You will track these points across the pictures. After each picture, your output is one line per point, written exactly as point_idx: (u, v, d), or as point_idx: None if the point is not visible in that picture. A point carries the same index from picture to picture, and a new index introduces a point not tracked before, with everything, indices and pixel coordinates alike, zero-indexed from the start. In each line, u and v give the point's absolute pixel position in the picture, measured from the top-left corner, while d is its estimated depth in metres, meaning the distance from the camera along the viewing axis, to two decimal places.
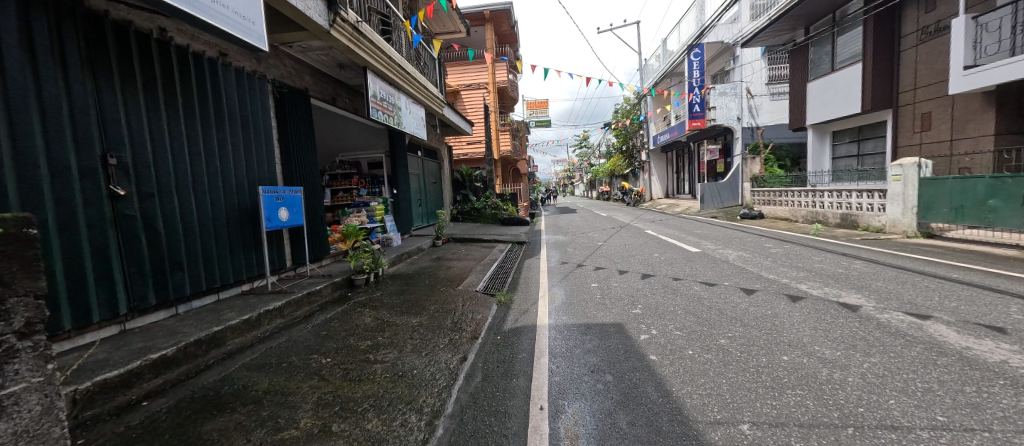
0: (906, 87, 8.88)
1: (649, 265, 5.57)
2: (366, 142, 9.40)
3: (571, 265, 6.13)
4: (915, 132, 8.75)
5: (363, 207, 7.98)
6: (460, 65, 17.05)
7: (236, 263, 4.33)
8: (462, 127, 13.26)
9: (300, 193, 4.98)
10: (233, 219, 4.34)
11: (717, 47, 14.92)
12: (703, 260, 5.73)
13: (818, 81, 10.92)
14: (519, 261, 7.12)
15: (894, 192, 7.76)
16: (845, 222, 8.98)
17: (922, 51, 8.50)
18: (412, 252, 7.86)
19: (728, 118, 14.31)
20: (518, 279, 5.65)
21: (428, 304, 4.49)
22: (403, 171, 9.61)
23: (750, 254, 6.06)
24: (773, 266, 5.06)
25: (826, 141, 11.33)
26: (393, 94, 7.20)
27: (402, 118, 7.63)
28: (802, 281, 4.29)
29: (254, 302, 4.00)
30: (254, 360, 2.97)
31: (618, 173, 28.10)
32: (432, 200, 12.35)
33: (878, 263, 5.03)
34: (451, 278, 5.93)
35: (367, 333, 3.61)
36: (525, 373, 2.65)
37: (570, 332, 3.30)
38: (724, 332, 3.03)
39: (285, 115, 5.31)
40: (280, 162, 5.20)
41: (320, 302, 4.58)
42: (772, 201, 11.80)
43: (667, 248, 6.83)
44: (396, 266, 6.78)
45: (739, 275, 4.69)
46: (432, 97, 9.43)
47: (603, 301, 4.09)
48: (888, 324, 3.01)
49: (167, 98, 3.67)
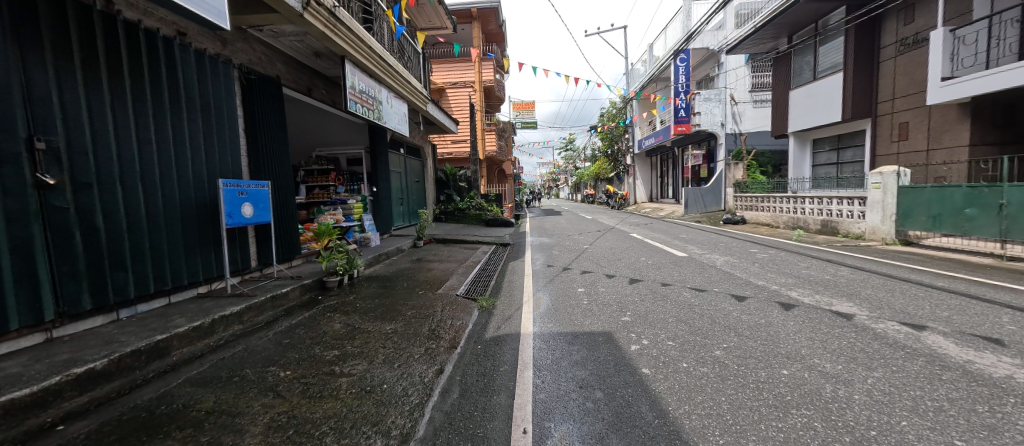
0: (884, 97, 9.06)
1: (637, 269, 5.41)
2: (345, 137, 8.99)
3: (557, 268, 5.93)
4: (892, 142, 8.93)
5: (339, 205, 7.63)
6: (446, 62, 16.75)
7: (191, 263, 3.95)
8: (447, 125, 12.94)
9: (266, 188, 4.61)
10: (189, 214, 3.95)
11: (702, 53, 15.06)
12: (691, 264, 5.61)
13: (800, 89, 11.08)
14: (503, 264, 6.88)
15: (874, 200, 7.87)
16: (825, 229, 9.07)
17: (900, 62, 8.68)
18: (391, 252, 7.52)
19: (712, 124, 14.61)
20: (502, 283, 5.41)
21: (405, 309, 4.20)
22: (384, 169, 9.24)
23: (737, 259, 5.98)
24: (761, 272, 4.97)
25: (806, 148, 11.51)
26: (374, 87, 6.86)
27: (383, 112, 7.28)
28: (792, 287, 4.19)
29: (209, 306, 3.63)
30: (201, 374, 2.63)
31: (603, 176, 28.20)
32: (414, 199, 11.99)
33: (864, 270, 5.00)
34: (431, 281, 5.64)
35: (334, 341, 3.29)
36: (507, 389, 2.40)
37: (556, 342, 3.07)
38: (719, 343, 2.86)
39: (253, 103, 4.93)
40: (246, 154, 4.81)
41: (286, 307, 4.22)
42: (754, 207, 11.91)
43: (653, 253, 6.71)
44: (373, 267, 6.43)
45: (729, 281, 4.57)
46: (415, 92, 9.10)
47: (590, 307, 3.89)
48: (885, 334, 2.89)
49: (111, 79, 3.28)
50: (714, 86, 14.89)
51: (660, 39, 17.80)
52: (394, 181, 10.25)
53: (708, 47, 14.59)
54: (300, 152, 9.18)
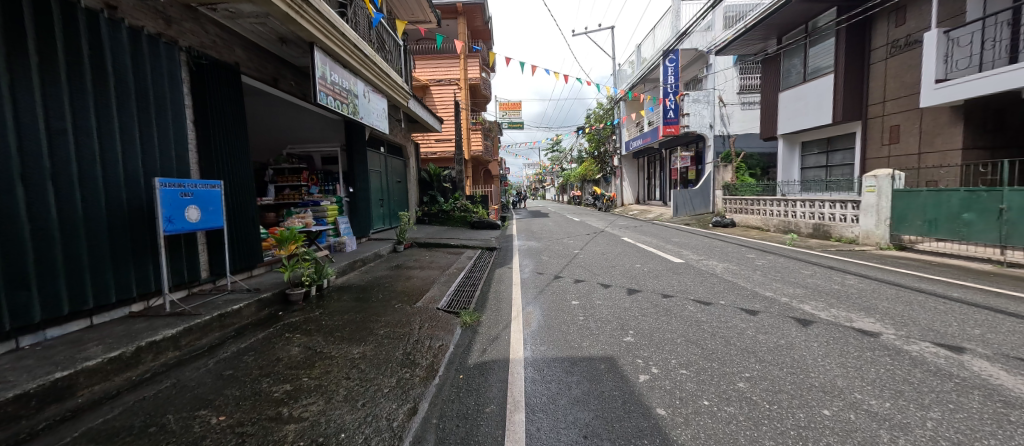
0: (875, 100, 8.97)
1: (633, 278, 5.04)
2: (319, 133, 8.38)
3: (548, 277, 5.49)
4: (883, 145, 8.84)
5: (310, 207, 7.08)
6: (430, 59, 16.18)
7: (122, 277, 3.36)
8: (430, 123, 12.40)
9: (217, 189, 4.04)
10: (120, 219, 3.36)
11: (691, 54, 14.89)
12: (690, 273, 5.26)
13: (789, 91, 10.96)
14: (489, 271, 6.42)
15: (868, 203, 7.68)
16: (817, 232, 8.89)
17: (891, 65, 8.59)
18: (367, 258, 6.95)
19: (701, 125, 14.38)
20: (487, 294, 4.93)
21: (377, 328, 3.68)
22: (362, 168, 8.64)
23: (736, 266, 5.67)
24: (766, 281, 4.64)
25: (795, 151, 11.41)
26: (349, 79, 6.30)
27: (359, 106, 6.70)
28: (804, 300, 3.86)
29: (138, 330, 3.06)
30: (107, 426, 2.07)
31: (589, 177, 28.02)
32: (395, 200, 11.41)
33: (871, 278, 4.74)
34: (410, 291, 5.12)
35: (288, 372, 2.76)
36: (493, 441, 1.93)
37: (551, 372, 2.61)
38: (739, 371, 2.45)
39: (204, 93, 4.34)
40: (195, 149, 4.22)
41: (237, 326, 3.65)
42: (744, 210, 11.76)
43: (648, 258, 6.35)
44: (347, 276, 5.87)
45: (735, 292, 4.21)
46: (396, 87, 8.55)
47: (588, 324, 3.45)
48: (924, 359, 2.54)
49: (9, 55, 2.69)
50: (703, 88, 14.76)
51: (647, 39, 17.64)
52: (373, 181, 9.67)
53: (697, 48, 14.42)
54: (263, 153, 8.47)
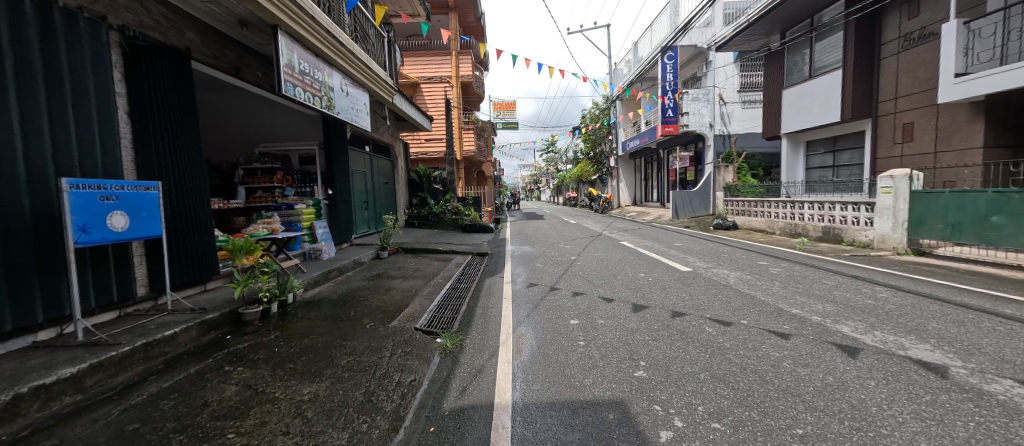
0: (886, 97, 8.52)
1: (637, 290, 4.51)
2: (295, 131, 7.76)
3: (542, 289, 4.92)
4: (895, 143, 8.39)
5: (283, 211, 6.49)
6: (421, 56, 15.61)
7: (24, 300, 2.76)
8: (420, 122, 11.81)
9: (151, 191, 3.44)
10: (19, 232, 2.75)
11: (691, 51, 14.46)
12: (701, 284, 4.71)
13: (793, 88, 10.52)
14: (477, 281, 5.83)
15: (884, 205, 7.17)
16: (827, 236, 8.40)
17: (903, 59, 8.16)
18: (345, 267, 6.32)
19: (700, 125, 14.00)
20: (473, 310, 4.34)
21: (339, 357, 3.08)
22: (342, 168, 8.03)
23: (750, 275, 5.15)
24: (788, 295, 4.10)
25: (799, 150, 10.95)
26: (323, 69, 5.71)
27: (334, 100, 6.09)
28: (839, 320, 3.33)
29: (30, 368, 2.43)
30: None
31: (586, 179, 27.53)
32: (382, 203, 10.81)
33: (903, 290, 4.23)
34: (387, 307, 4.52)
35: (210, 427, 2.14)
36: None
37: (546, 426, 2.03)
38: (789, 426, 1.89)
39: (141, 81, 3.73)
40: (129, 145, 3.62)
41: (169, 356, 3.03)
42: (747, 212, 11.26)
43: (652, 267, 5.81)
44: (319, 287, 5.27)
45: (756, 309, 3.67)
46: (380, 82, 7.95)
47: (590, 353, 2.88)
48: (1019, 407, 1.99)
49: None
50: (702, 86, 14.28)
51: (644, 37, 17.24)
52: (356, 182, 9.08)
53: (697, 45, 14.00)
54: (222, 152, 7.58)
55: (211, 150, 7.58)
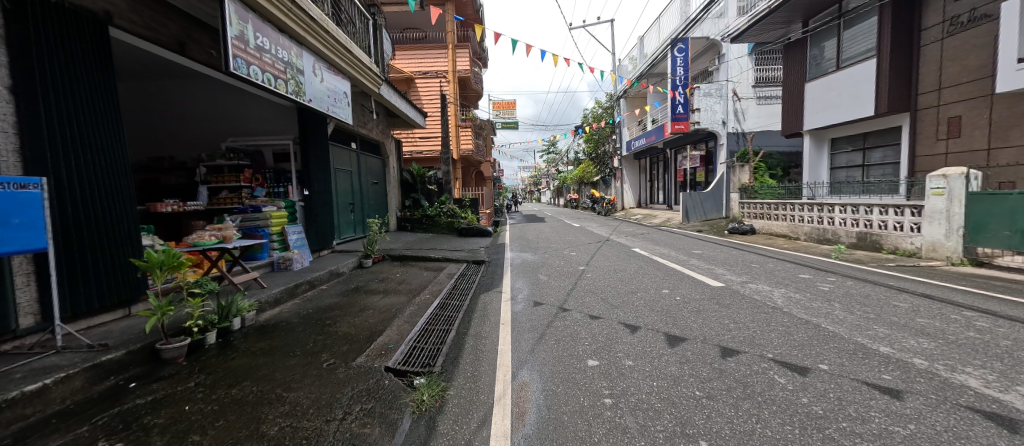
0: (928, 88, 7.68)
1: (667, 315, 3.65)
2: (267, 123, 7.04)
3: (548, 311, 4.03)
4: (938, 140, 7.54)
5: (249, 214, 5.77)
6: (414, 49, 14.69)
7: None
8: (414, 118, 10.96)
9: (36, 192, 2.62)
10: None
11: (702, 43, 13.61)
12: (744, 306, 3.81)
13: (816, 81, 9.68)
14: (471, 297, 4.96)
15: (934, 209, 6.28)
16: (862, 243, 7.52)
17: (949, 46, 7.32)
18: (317, 280, 5.44)
19: (713, 121, 13.06)
20: (463, 341, 3.46)
21: (269, 421, 2.20)
22: (321, 166, 7.14)
23: (797, 292, 4.29)
24: (863, 325, 3.22)
25: (823, 148, 10.06)
26: (288, 48, 4.85)
27: (304, 84, 5.23)
28: (954, 365, 2.47)
29: None
30: None
31: (587, 180, 26.70)
32: (370, 205, 9.93)
33: (1005, 317, 3.35)
34: (357, 334, 3.64)
35: None
36: None
37: None
38: None
39: (31, 49, 2.89)
40: (8, 129, 2.76)
41: (28, 422, 2.16)
42: (765, 215, 10.40)
43: (675, 281, 4.92)
44: (280, 306, 4.40)
45: (829, 347, 2.79)
46: (364, 70, 7.11)
47: (623, 424, 2.00)
48: None
49: None
50: (715, 80, 13.46)
51: (651, 32, 16.44)
52: (340, 183, 8.22)
53: (708, 37, 13.13)
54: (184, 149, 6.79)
55: (171, 146, 6.84)
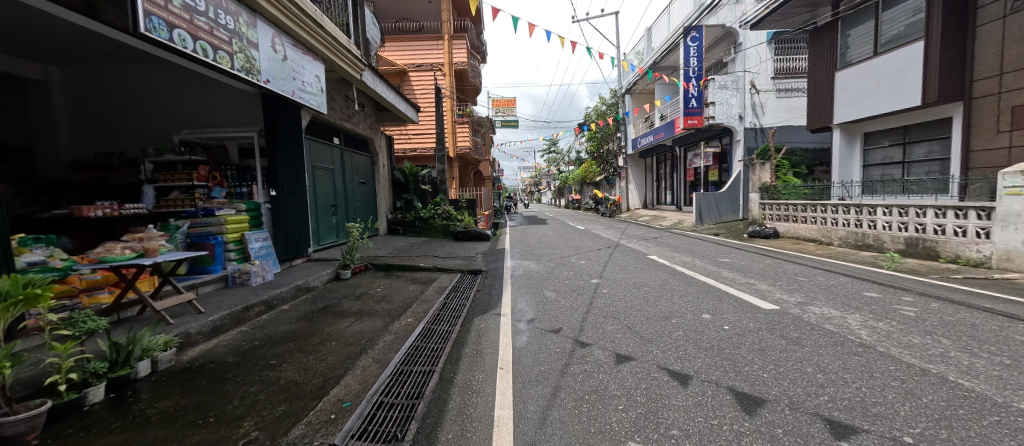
0: (987, 73, 6.75)
1: (722, 357, 2.72)
2: (232, 115, 6.18)
3: (560, 346, 3.08)
4: (999, 132, 6.64)
5: (199, 217, 4.87)
6: (409, 39, 13.81)
7: None
8: (406, 111, 10.03)
9: None
10: None
11: (717, 32, 12.76)
12: (820, 342, 2.89)
13: (848, 70, 8.76)
14: (463, 321, 4.02)
15: (1010, 211, 5.31)
16: (913, 249, 6.58)
17: (1012, 24, 6.40)
18: (277, 299, 4.48)
19: (728, 116, 12.05)
20: (446, 395, 2.51)
21: None
22: (293, 162, 6.20)
23: (878, 319, 3.36)
24: (1008, 378, 2.29)
25: (855, 144, 9.11)
26: (235, 12, 3.91)
27: (257, 60, 4.28)
28: None
29: None
30: None
31: (590, 180, 25.78)
32: (355, 206, 8.99)
33: None
34: (304, 384, 2.68)
35: None
36: None
37: None
38: None
39: None
40: None
41: None
42: (791, 217, 9.45)
43: (715, 302, 3.98)
44: (217, 339, 3.44)
45: (993, 426, 1.84)
46: (343, 52, 6.18)
47: None
48: None
49: None
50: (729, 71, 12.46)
51: (659, 24, 15.57)
52: (319, 182, 7.28)
53: (724, 25, 12.25)
54: (126, 141, 5.77)
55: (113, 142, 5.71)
